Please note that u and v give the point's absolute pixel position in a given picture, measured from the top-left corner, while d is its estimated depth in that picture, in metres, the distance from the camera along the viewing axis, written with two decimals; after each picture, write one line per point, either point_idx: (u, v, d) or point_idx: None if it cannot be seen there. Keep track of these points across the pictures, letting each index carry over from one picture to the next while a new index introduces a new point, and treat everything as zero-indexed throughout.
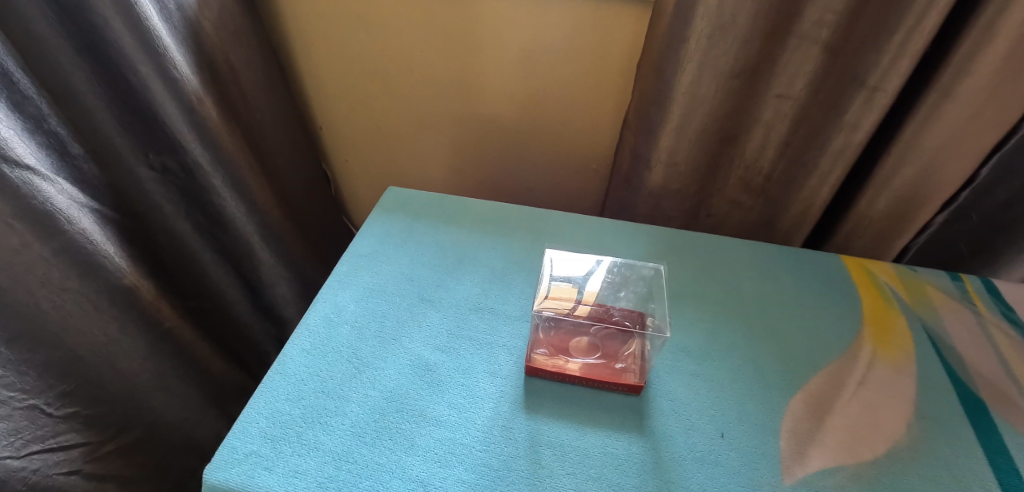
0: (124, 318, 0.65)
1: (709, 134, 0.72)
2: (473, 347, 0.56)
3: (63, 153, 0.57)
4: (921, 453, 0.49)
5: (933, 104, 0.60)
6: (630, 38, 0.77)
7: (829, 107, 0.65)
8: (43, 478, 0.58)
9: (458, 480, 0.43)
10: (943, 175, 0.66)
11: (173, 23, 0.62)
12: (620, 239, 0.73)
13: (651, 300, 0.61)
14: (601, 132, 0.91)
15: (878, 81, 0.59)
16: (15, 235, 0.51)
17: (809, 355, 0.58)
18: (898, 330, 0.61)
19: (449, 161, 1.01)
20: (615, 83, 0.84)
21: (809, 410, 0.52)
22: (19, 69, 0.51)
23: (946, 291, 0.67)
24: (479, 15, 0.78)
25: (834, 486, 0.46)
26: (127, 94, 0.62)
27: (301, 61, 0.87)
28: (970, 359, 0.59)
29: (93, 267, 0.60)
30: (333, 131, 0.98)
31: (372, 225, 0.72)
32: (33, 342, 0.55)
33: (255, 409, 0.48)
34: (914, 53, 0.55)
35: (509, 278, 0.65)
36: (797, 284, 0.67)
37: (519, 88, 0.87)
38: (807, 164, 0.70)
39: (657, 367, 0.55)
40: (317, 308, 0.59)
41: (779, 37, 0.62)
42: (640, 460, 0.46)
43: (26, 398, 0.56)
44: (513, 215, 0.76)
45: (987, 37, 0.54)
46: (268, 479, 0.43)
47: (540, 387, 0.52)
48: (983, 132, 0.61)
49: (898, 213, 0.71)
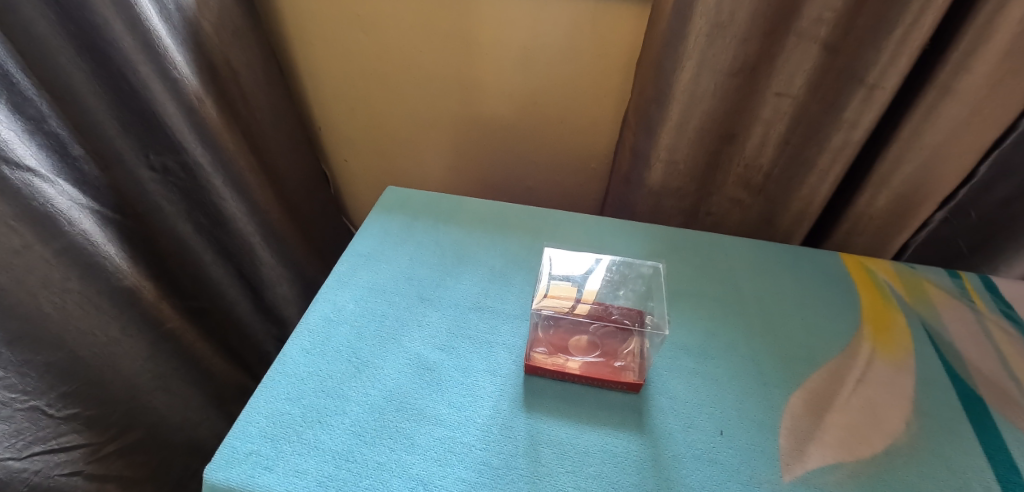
0: (125, 319, 0.65)
1: (708, 132, 0.72)
2: (473, 346, 0.56)
3: (64, 154, 0.57)
4: (921, 451, 0.49)
5: (932, 101, 0.60)
6: (629, 36, 0.77)
7: (828, 104, 0.65)
8: (44, 479, 0.59)
9: (458, 478, 0.44)
10: (942, 172, 0.66)
11: (172, 23, 0.62)
12: (620, 237, 0.73)
13: (650, 298, 0.62)
14: (601, 130, 0.91)
15: (877, 78, 0.59)
16: (17, 236, 0.51)
17: (807, 352, 0.58)
18: (897, 327, 0.61)
19: (449, 160, 1.01)
20: (615, 82, 0.84)
21: (809, 407, 0.52)
22: (19, 70, 0.51)
23: (944, 288, 0.67)
24: (479, 14, 0.78)
25: (833, 483, 0.46)
26: (128, 95, 0.62)
27: (300, 61, 0.87)
28: (968, 356, 0.59)
29: (93, 268, 0.60)
30: (333, 130, 0.98)
31: (372, 224, 0.72)
32: (34, 343, 0.55)
33: (254, 409, 0.48)
34: (912, 50, 0.56)
35: (508, 277, 0.65)
36: (797, 281, 0.67)
37: (518, 87, 0.87)
38: (806, 161, 0.71)
39: (657, 365, 0.56)
40: (317, 307, 0.59)
41: (777, 34, 0.62)
42: (639, 458, 0.46)
43: (27, 399, 0.56)
44: (512, 214, 0.76)
45: (985, 34, 0.54)
46: (268, 478, 0.43)
47: (540, 386, 0.52)
48: (981, 129, 0.61)
49: (897, 211, 0.71)
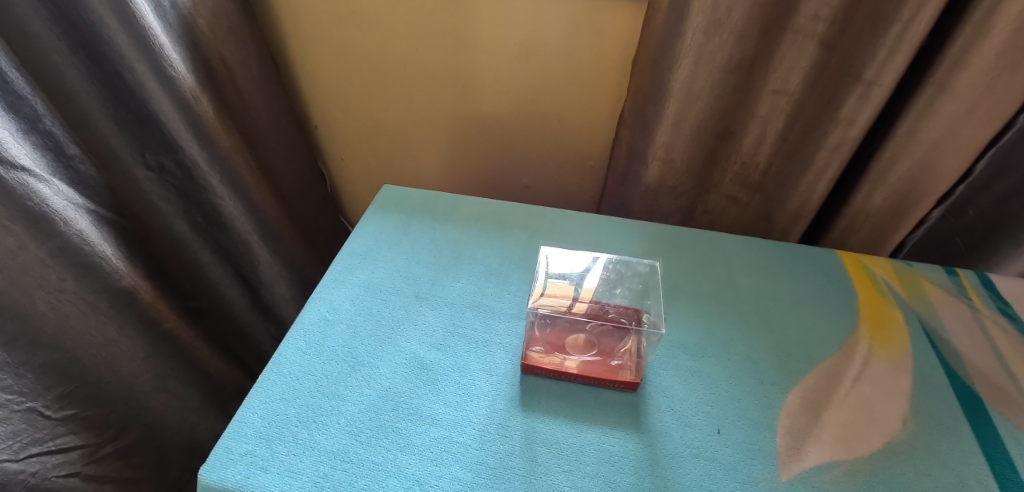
0: (122, 319, 0.65)
1: (705, 129, 0.71)
2: (469, 345, 0.55)
3: (60, 153, 0.57)
4: (919, 448, 0.49)
5: (929, 98, 0.60)
6: (626, 33, 0.77)
7: (825, 101, 0.65)
8: (42, 480, 0.58)
9: (454, 478, 0.43)
10: (939, 169, 0.66)
11: (167, 21, 0.62)
12: (618, 236, 0.72)
13: (647, 297, 0.61)
14: (599, 128, 0.91)
15: (874, 75, 0.59)
16: (12, 236, 0.51)
17: (805, 349, 0.58)
18: (894, 325, 0.61)
19: (447, 158, 1.00)
20: (612, 80, 0.83)
21: (806, 405, 0.52)
22: (13, 69, 0.50)
23: (942, 286, 0.67)
24: (475, 12, 0.77)
25: (831, 482, 0.46)
26: (123, 93, 0.61)
27: (295, 59, 0.87)
28: (966, 354, 0.59)
29: (90, 269, 0.59)
30: (330, 129, 0.98)
31: (368, 223, 0.72)
32: (31, 343, 0.55)
33: (249, 409, 0.48)
34: (909, 47, 0.55)
35: (505, 275, 0.65)
36: (795, 279, 0.67)
37: (515, 85, 0.87)
38: (803, 159, 0.71)
39: (655, 364, 0.55)
40: (312, 306, 0.59)
41: (774, 31, 0.62)
42: (636, 457, 0.46)
43: (25, 400, 0.55)
44: (509, 213, 0.76)
45: (983, 30, 0.53)
46: (263, 479, 0.42)
47: (537, 385, 0.52)
48: (978, 125, 0.61)
49: (894, 208, 0.71)
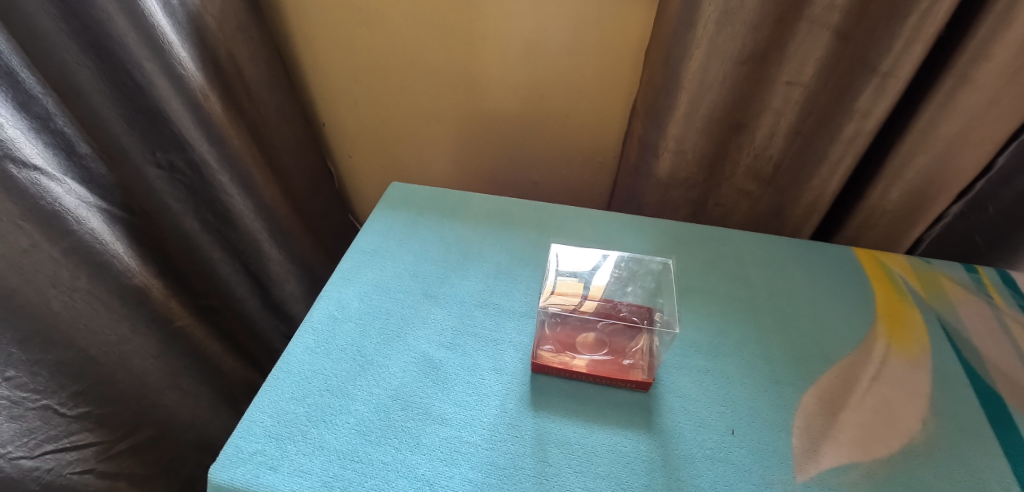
0: (135, 318, 0.65)
1: (717, 121, 0.70)
2: (479, 344, 0.55)
3: (71, 153, 0.56)
4: (938, 450, 0.48)
5: (948, 91, 0.58)
6: (635, 26, 0.75)
7: (840, 93, 0.63)
8: (57, 477, 0.58)
9: (465, 478, 0.43)
10: (958, 163, 0.64)
11: (176, 18, 0.62)
12: (628, 233, 0.71)
13: (659, 295, 0.61)
14: (607, 123, 0.90)
15: (891, 66, 0.57)
16: (25, 236, 0.51)
17: (821, 349, 0.57)
18: (912, 324, 0.60)
19: (453, 156, 1.00)
20: (623, 74, 0.82)
21: (823, 405, 0.51)
22: (23, 67, 0.50)
23: (960, 283, 0.65)
24: (482, 6, 0.76)
25: (849, 484, 0.45)
26: (133, 92, 0.61)
27: (302, 55, 0.86)
28: (986, 352, 0.58)
29: (102, 267, 0.59)
30: (339, 126, 0.97)
31: (376, 221, 0.71)
32: (44, 342, 0.55)
33: (260, 408, 0.48)
34: (928, 37, 0.53)
35: (515, 274, 0.64)
36: (809, 276, 0.66)
37: (522, 81, 0.86)
38: (817, 152, 0.69)
39: (667, 363, 0.55)
40: (321, 305, 0.58)
41: (787, 22, 0.60)
42: (649, 458, 0.46)
43: (40, 398, 0.56)
44: (517, 210, 0.75)
45: (1004, 23, 0.52)
46: (272, 478, 0.42)
47: (546, 384, 0.51)
48: (999, 119, 0.60)
49: (910, 204, 0.69)
